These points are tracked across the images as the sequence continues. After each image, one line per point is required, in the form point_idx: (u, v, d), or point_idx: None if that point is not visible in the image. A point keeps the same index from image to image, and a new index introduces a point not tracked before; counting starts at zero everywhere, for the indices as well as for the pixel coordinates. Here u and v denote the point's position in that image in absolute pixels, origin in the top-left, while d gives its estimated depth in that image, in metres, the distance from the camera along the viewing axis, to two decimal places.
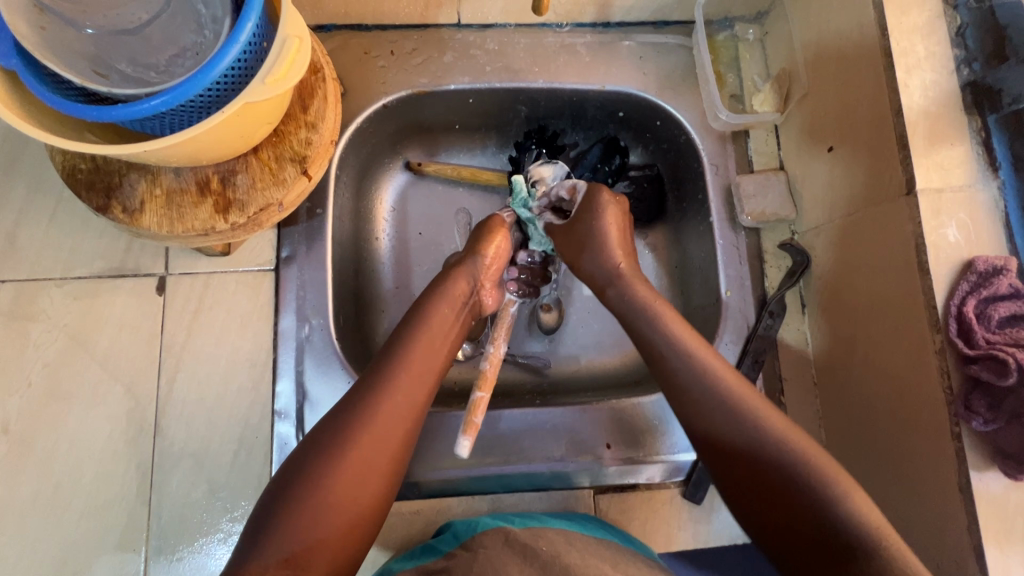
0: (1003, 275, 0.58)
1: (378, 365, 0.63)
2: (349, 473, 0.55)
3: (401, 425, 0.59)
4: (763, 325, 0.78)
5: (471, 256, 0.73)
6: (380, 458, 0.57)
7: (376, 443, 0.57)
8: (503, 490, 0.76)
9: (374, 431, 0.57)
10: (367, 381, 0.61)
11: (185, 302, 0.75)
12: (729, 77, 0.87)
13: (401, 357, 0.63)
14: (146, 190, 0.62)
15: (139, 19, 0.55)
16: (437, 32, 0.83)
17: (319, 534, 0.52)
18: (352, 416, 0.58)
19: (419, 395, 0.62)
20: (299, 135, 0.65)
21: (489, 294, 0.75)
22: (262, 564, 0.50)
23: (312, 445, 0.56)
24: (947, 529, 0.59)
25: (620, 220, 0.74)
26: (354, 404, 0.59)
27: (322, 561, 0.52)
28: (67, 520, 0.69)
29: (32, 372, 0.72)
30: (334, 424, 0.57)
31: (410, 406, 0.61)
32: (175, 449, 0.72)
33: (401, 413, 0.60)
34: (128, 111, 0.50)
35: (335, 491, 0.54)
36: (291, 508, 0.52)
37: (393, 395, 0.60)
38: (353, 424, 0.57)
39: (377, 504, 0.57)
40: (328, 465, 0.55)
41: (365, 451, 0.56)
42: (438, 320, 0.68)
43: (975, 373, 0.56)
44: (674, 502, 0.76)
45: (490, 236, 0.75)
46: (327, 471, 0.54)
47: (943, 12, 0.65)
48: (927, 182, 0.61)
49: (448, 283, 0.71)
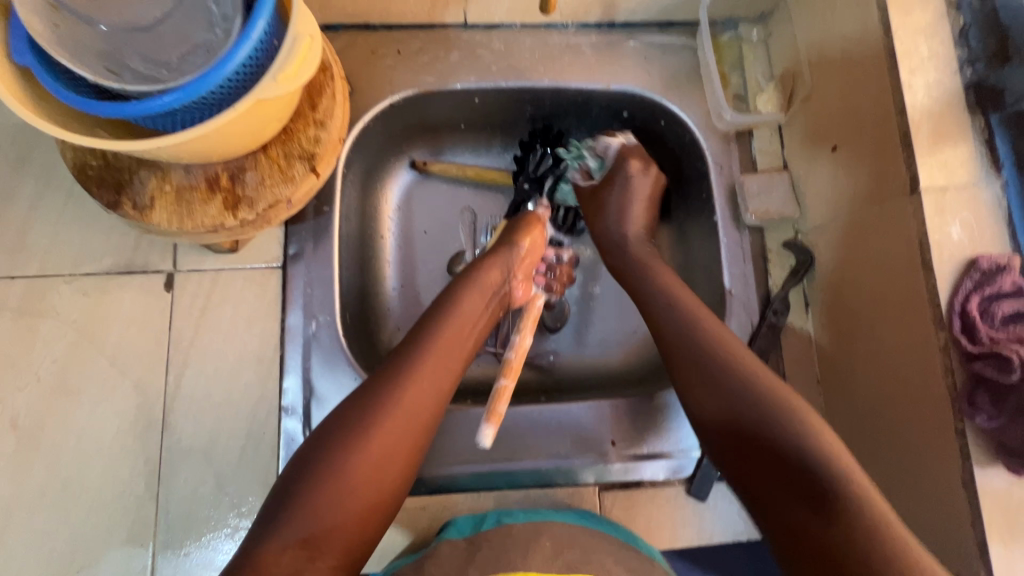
0: (1005, 273, 0.59)
1: (405, 349, 0.63)
2: (372, 457, 0.56)
3: (425, 412, 0.60)
4: (767, 323, 0.78)
5: (506, 246, 0.74)
6: (403, 444, 0.58)
7: (402, 428, 0.58)
8: (509, 487, 0.77)
9: (400, 416, 0.58)
10: (390, 366, 0.61)
11: (193, 298, 0.75)
12: (732, 77, 0.88)
13: (426, 344, 0.64)
14: (156, 187, 0.63)
15: (152, 15, 0.56)
16: (443, 32, 0.84)
17: (337, 518, 0.53)
18: (377, 400, 0.58)
19: (445, 381, 0.62)
20: (308, 132, 0.66)
21: (519, 285, 0.76)
22: (281, 544, 0.50)
23: (331, 430, 0.57)
24: (951, 525, 0.60)
25: (647, 194, 0.82)
26: (380, 387, 0.59)
27: (336, 545, 0.53)
28: (75, 515, 0.70)
29: (42, 367, 0.72)
30: (359, 407, 0.58)
31: (437, 391, 0.61)
32: (182, 444, 0.72)
33: (427, 400, 0.60)
34: (142, 107, 0.51)
35: (357, 475, 0.55)
36: (306, 492, 0.53)
37: (418, 382, 0.60)
38: (379, 408, 0.58)
39: (397, 487, 0.57)
40: (352, 448, 0.55)
41: (389, 435, 0.57)
42: (470, 306, 0.69)
43: (978, 370, 0.57)
44: (678, 499, 0.77)
45: (527, 229, 0.77)
46: (345, 456, 0.55)
47: (946, 13, 0.65)
48: (931, 181, 0.62)
49: (482, 270, 0.72)
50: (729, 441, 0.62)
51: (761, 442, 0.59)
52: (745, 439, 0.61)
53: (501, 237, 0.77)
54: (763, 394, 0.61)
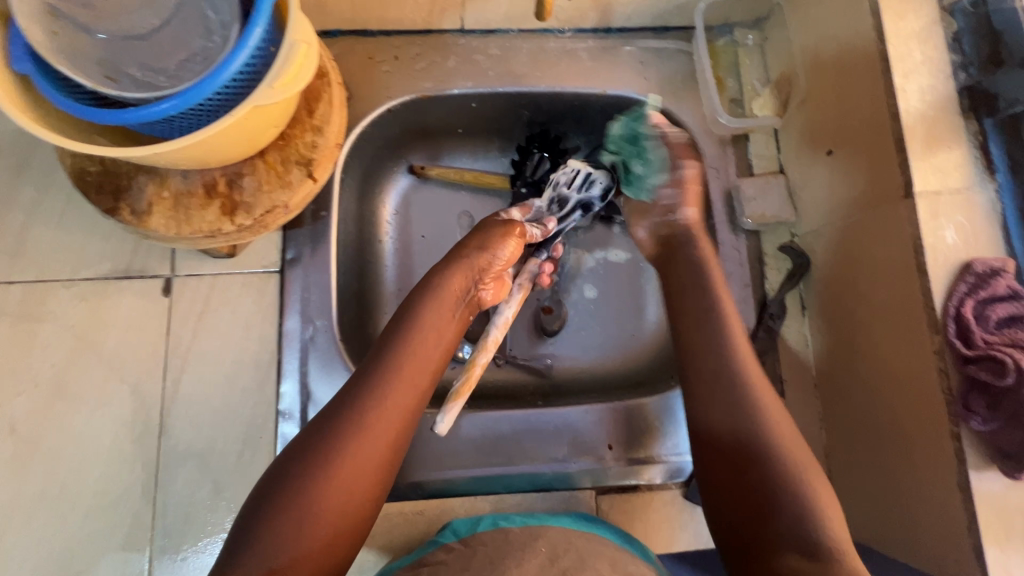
0: (1001, 276, 0.59)
1: (367, 371, 0.62)
2: (338, 482, 0.55)
3: (389, 432, 0.59)
4: (763, 328, 0.79)
5: (473, 255, 0.72)
6: (373, 462, 0.57)
7: (366, 450, 0.57)
8: (506, 490, 0.77)
9: (365, 439, 0.57)
10: (355, 386, 0.61)
11: (191, 302, 0.76)
12: (728, 82, 0.88)
13: (389, 365, 0.62)
14: (154, 193, 0.63)
15: (149, 24, 0.56)
16: (440, 38, 0.84)
17: (303, 546, 0.52)
18: (341, 422, 0.58)
19: (412, 398, 0.62)
20: (305, 138, 0.66)
21: (490, 287, 0.74)
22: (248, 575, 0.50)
23: (295, 455, 0.56)
24: (947, 529, 0.60)
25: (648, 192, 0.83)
26: (345, 408, 0.59)
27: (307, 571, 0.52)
28: (73, 519, 0.70)
29: (40, 371, 0.72)
30: (323, 430, 0.57)
31: (401, 410, 0.60)
32: (180, 448, 0.72)
33: (393, 416, 0.60)
34: (138, 114, 0.51)
35: (322, 501, 0.54)
36: (276, 517, 0.53)
37: (383, 400, 0.60)
38: (343, 431, 0.57)
39: (367, 507, 0.57)
40: (317, 473, 0.55)
41: (354, 458, 0.56)
42: (434, 318, 0.68)
43: (972, 374, 0.57)
44: (675, 502, 0.77)
45: (488, 232, 0.74)
46: (314, 478, 0.54)
47: (940, 18, 0.66)
48: (925, 185, 0.62)
49: (446, 279, 0.70)
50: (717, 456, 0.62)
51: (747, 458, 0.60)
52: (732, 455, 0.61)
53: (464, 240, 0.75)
54: (743, 410, 0.62)
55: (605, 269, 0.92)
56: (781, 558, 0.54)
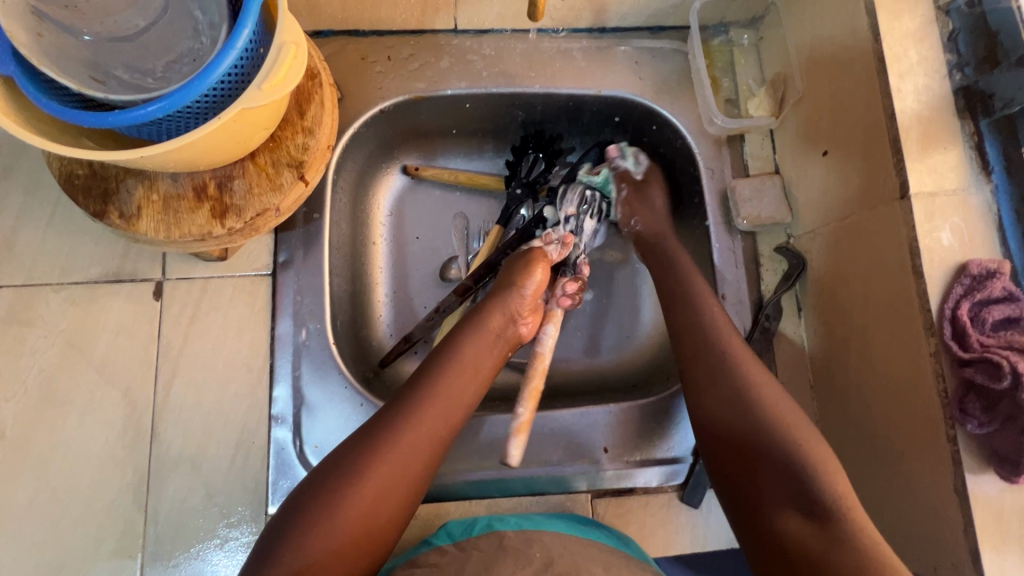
0: (996, 278, 0.58)
1: (404, 395, 0.63)
2: (363, 501, 0.56)
3: (421, 458, 0.60)
4: (760, 329, 0.79)
5: (509, 288, 0.73)
6: (399, 485, 0.58)
7: (396, 473, 0.58)
8: (500, 494, 0.76)
9: (394, 462, 0.58)
10: (392, 408, 0.62)
11: (182, 306, 0.75)
12: (724, 81, 0.87)
13: (425, 390, 0.63)
14: (143, 196, 0.62)
15: (135, 25, 0.55)
16: (434, 38, 0.84)
17: (322, 557, 0.53)
18: (372, 442, 0.59)
19: (445, 426, 0.62)
20: (296, 140, 0.66)
21: (528, 321, 0.74)
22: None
23: (327, 470, 0.58)
24: (944, 532, 0.60)
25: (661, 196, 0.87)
26: (378, 428, 0.60)
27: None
28: (63, 526, 0.69)
29: (29, 377, 0.72)
30: (354, 447, 0.59)
31: (434, 437, 0.61)
32: (172, 453, 0.71)
33: (429, 445, 0.60)
34: (125, 118, 0.50)
35: (347, 517, 0.55)
36: (301, 524, 0.54)
37: (419, 428, 0.60)
38: (374, 452, 0.58)
39: (390, 527, 0.58)
40: (344, 489, 0.56)
41: (383, 480, 0.57)
42: (473, 353, 0.67)
43: (969, 376, 0.56)
44: (671, 506, 0.76)
45: (530, 268, 0.74)
46: (339, 492, 0.56)
47: (935, 17, 0.65)
48: (921, 186, 0.62)
49: (486, 313, 0.71)
50: (715, 459, 0.63)
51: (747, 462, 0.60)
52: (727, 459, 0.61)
53: (504, 276, 0.75)
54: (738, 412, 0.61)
55: (599, 269, 0.92)
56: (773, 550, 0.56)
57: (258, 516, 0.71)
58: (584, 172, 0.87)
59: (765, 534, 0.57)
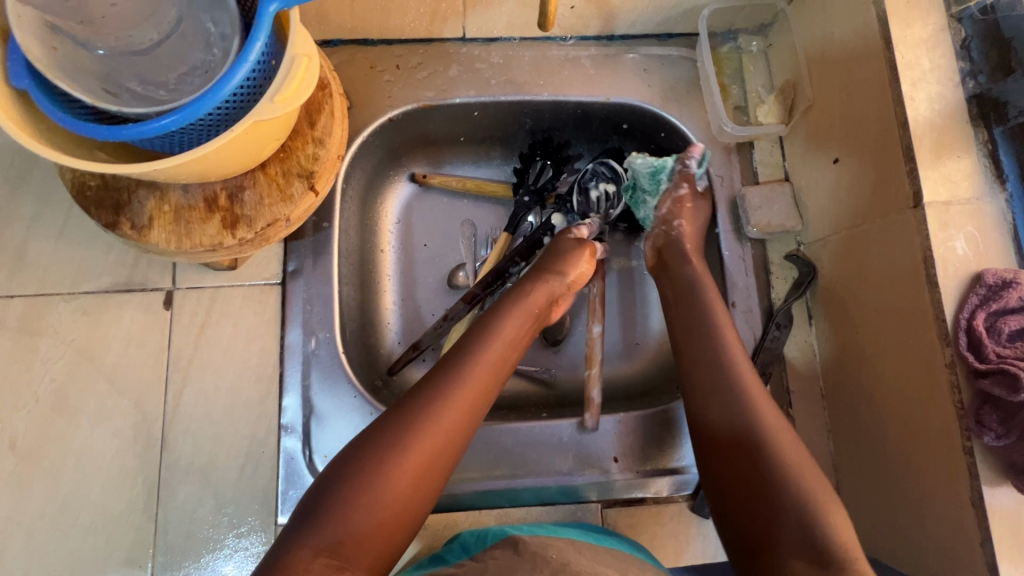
0: (1013, 288, 0.57)
1: (444, 367, 0.63)
2: (405, 473, 0.56)
3: (462, 430, 0.60)
4: (770, 336, 0.78)
5: (550, 270, 0.74)
6: (441, 456, 0.58)
7: (439, 444, 0.58)
8: (510, 504, 0.76)
9: (439, 432, 0.58)
10: (431, 381, 0.62)
11: (192, 315, 0.75)
12: (732, 88, 0.87)
13: (466, 362, 0.63)
14: (154, 207, 0.62)
15: (150, 38, 0.56)
16: (442, 46, 0.84)
17: (365, 528, 0.53)
18: (415, 414, 0.58)
19: (485, 399, 0.63)
20: (306, 150, 0.66)
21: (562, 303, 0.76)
22: (313, 551, 0.51)
23: (365, 443, 0.57)
24: (960, 546, 0.59)
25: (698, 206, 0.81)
26: (420, 400, 0.60)
27: (368, 550, 0.53)
28: (74, 536, 0.69)
29: (40, 386, 0.72)
30: (393, 421, 0.58)
31: (475, 409, 0.61)
32: (182, 462, 0.71)
33: (470, 417, 0.61)
34: (140, 130, 0.50)
35: (389, 488, 0.55)
36: (343, 496, 0.54)
37: (461, 399, 0.60)
38: (418, 424, 0.58)
39: (427, 502, 0.58)
40: (385, 462, 0.55)
41: (426, 450, 0.57)
42: (513, 327, 0.68)
43: (986, 389, 0.56)
44: (682, 516, 0.76)
45: (569, 249, 0.76)
46: (379, 466, 0.55)
47: (947, 25, 0.65)
48: (935, 195, 0.61)
49: (525, 289, 0.72)
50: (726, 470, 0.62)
51: (752, 475, 0.58)
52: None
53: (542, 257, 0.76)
54: (751, 423, 0.61)
55: (614, 282, 0.92)
56: (786, 559, 0.54)
57: (267, 527, 0.71)
58: (634, 154, 0.81)
59: (773, 552, 0.55)
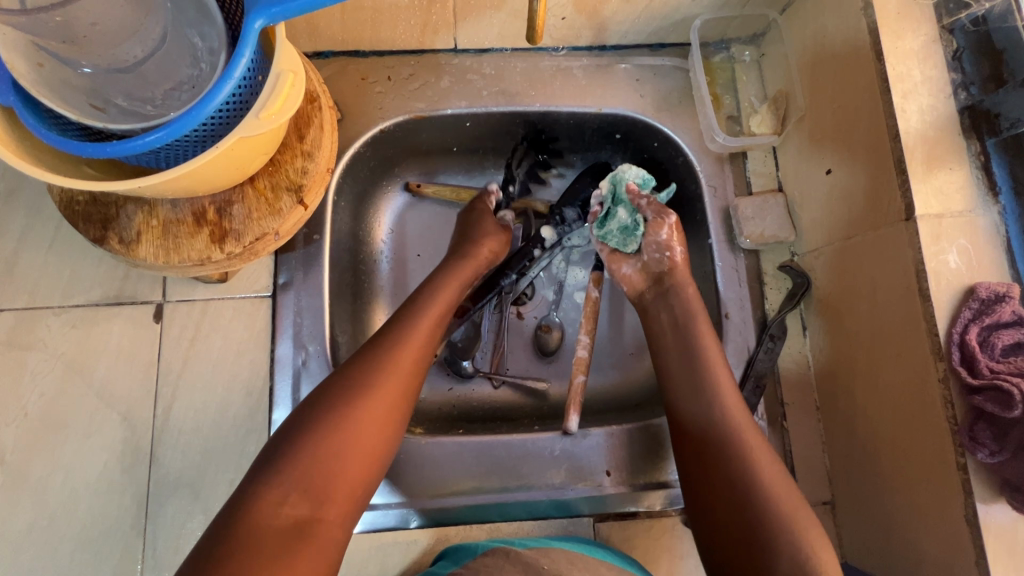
0: (1006, 302, 0.57)
1: (388, 329, 0.68)
2: (359, 420, 0.60)
3: (406, 380, 0.65)
4: (764, 349, 0.77)
5: (472, 242, 0.80)
6: (390, 402, 0.63)
7: (387, 393, 0.63)
8: (502, 518, 0.75)
9: (384, 381, 0.63)
10: (378, 340, 0.67)
11: (182, 328, 0.75)
12: (725, 98, 0.87)
13: (409, 322, 0.69)
14: (142, 221, 0.62)
15: (133, 55, 0.54)
16: (434, 57, 0.83)
17: (330, 472, 0.57)
18: (365, 369, 0.64)
19: (423, 353, 0.68)
20: (295, 163, 0.65)
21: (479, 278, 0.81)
22: (284, 494, 0.55)
23: (317, 398, 0.61)
24: (955, 562, 0.58)
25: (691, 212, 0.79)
26: (366, 355, 0.65)
27: (341, 491, 0.58)
28: (61, 552, 0.69)
29: (29, 401, 0.71)
30: (343, 375, 0.63)
31: (415, 360, 0.67)
32: (170, 476, 0.71)
33: (412, 367, 0.66)
34: (125, 147, 0.50)
35: (347, 434, 0.59)
36: (305, 444, 0.58)
37: (405, 352, 0.66)
38: (367, 376, 0.63)
39: (380, 447, 0.62)
40: (342, 411, 0.60)
41: (378, 398, 0.62)
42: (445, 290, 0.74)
43: (978, 404, 0.55)
44: (676, 530, 0.75)
45: (491, 238, 0.81)
46: (336, 415, 0.60)
47: (939, 37, 0.64)
48: (927, 208, 0.61)
49: (452, 266, 0.77)
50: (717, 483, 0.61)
51: None
52: (732, 487, 0.61)
53: (464, 234, 0.82)
54: None
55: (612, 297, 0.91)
56: None
57: None
58: (624, 167, 0.79)
59: None
